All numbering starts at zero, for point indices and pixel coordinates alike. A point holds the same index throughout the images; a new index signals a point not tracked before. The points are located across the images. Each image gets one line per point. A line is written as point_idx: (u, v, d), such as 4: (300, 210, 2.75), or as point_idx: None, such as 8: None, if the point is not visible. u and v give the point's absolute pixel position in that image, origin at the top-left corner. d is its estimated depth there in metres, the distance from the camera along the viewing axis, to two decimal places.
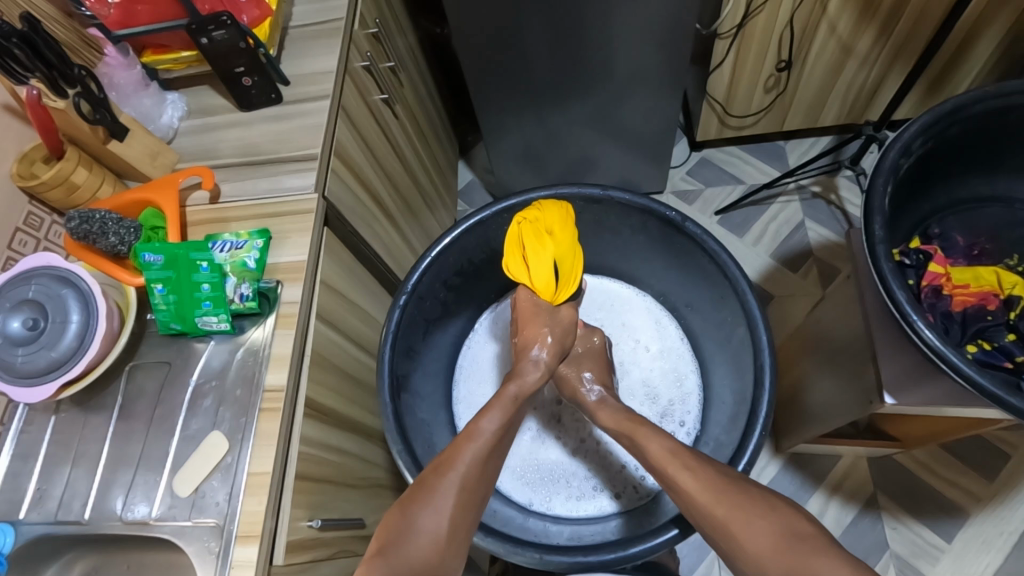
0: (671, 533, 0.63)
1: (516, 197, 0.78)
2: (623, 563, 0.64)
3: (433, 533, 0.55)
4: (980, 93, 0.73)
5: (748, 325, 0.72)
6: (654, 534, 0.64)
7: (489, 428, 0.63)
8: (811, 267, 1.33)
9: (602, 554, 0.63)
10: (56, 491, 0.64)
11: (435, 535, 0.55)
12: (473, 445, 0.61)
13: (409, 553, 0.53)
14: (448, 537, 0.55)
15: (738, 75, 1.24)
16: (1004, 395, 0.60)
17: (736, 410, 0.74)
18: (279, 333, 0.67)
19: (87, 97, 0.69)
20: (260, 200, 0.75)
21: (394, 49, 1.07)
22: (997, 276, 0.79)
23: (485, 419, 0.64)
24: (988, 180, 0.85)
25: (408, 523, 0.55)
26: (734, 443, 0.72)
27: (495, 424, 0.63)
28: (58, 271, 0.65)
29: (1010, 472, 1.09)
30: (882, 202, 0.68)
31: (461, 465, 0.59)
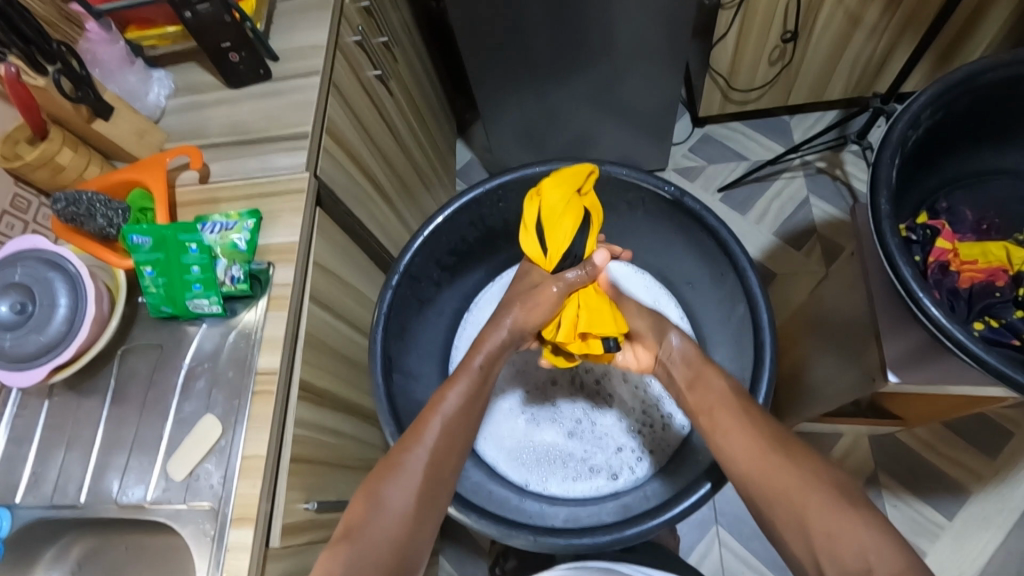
0: (704, 490, 0.63)
1: (511, 173, 0.76)
2: (620, 544, 0.63)
3: (400, 510, 0.57)
4: (993, 61, 0.70)
5: (749, 303, 0.71)
6: (649, 516, 0.63)
7: (450, 405, 0.64)
8: (814, 245, 1.31)
9: (599, 535, 0.63)
10: (52, 474, 0.64)
11: (402, 513, 0.57)
12: (435, 423, 0.63)
13: (376, 529, 0.56)
14: (416, 512, 0.58)
15: (742, 48, 1.21)
16: (1010, 372, 0.58)
17: None
18: (271, 316, 0.66)
19: (68, 73, 0.67)
20: (250, 180, 0.74)
21: (387, 23, 1.04)
22: (1006, 250, 0.77)
23: (449, 392, 0.64)
24: (999, 152, 0.83)
25: (375, 499, 0.57)
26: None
27: (458, 398, 0.64)
28: (44, 254, 0.64)
29: (1013, 450, 1.08)
30: (889, 175, 0.66)
31: (427, 440, 0.61)
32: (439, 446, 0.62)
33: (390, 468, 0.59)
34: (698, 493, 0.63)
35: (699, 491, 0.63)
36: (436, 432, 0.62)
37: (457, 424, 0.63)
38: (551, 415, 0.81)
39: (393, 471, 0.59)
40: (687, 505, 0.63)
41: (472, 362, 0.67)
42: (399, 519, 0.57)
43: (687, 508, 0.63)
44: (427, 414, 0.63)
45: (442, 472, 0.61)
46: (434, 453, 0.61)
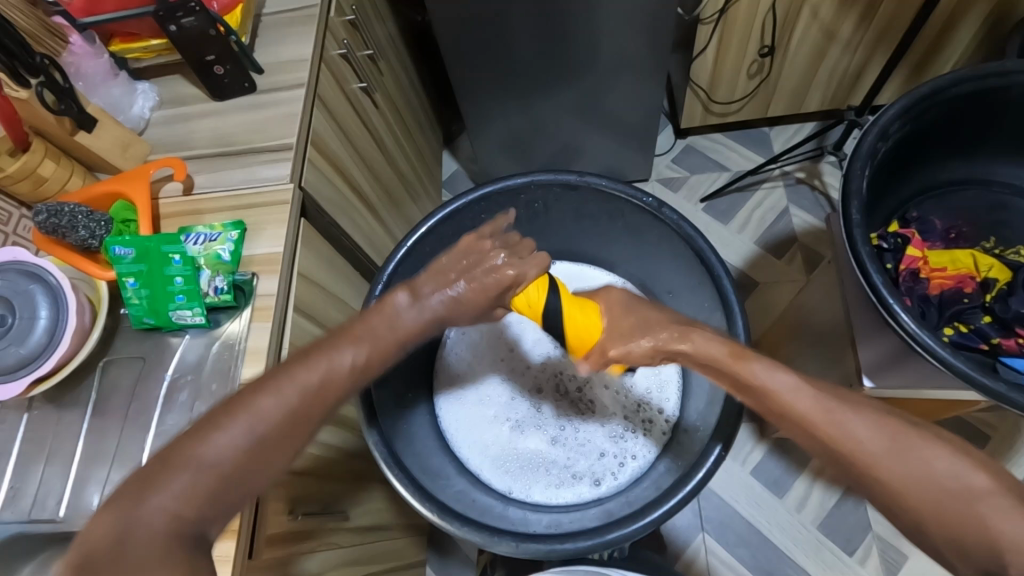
0: (711, 458, 0.64)
1: (494, 184, 0.77)
2: (603, 548, 0.63)
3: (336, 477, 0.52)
4: (957, 76, 0.72)
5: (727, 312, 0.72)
6: (633, 519, 0.63)
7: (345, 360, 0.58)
8: (795, 253, 1.34)
9: (581, 541, 0.63)
10: (30, 489, 0.63)
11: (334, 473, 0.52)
12: (297, 380, 0.54)
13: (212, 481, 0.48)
14: (262, 454, 0.51)
15: (721, 61, 1.24)
16: (976, 375, 0.60)
17: (714, 396, 0.74)
18: (255, 326, 0.66)
19: (50, 86, 0.67)
20: (234, 191, 0.74)
21: (373, 36, 1.05)
22: (974, 258, 0.79)
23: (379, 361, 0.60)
24: (968, 162, 0.85)
25: (203, 440, 0.49)
26: (712, 426, 0.71)
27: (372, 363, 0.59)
28: (25, 266, 0.64)
29: (989, 452, 1.11)
30: (860, 185, 0.68)
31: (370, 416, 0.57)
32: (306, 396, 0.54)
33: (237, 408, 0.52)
34: (712, 455, 0.64)
35: (709, 458, 0.64)
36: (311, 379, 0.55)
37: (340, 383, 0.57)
38: (534, 421, 0.82)
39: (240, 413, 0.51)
40: (672, 506, 0.63)
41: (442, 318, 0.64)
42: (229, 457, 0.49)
43: (671, 511, 0.63)
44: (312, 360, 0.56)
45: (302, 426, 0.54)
46: (302, 399, 0.54)
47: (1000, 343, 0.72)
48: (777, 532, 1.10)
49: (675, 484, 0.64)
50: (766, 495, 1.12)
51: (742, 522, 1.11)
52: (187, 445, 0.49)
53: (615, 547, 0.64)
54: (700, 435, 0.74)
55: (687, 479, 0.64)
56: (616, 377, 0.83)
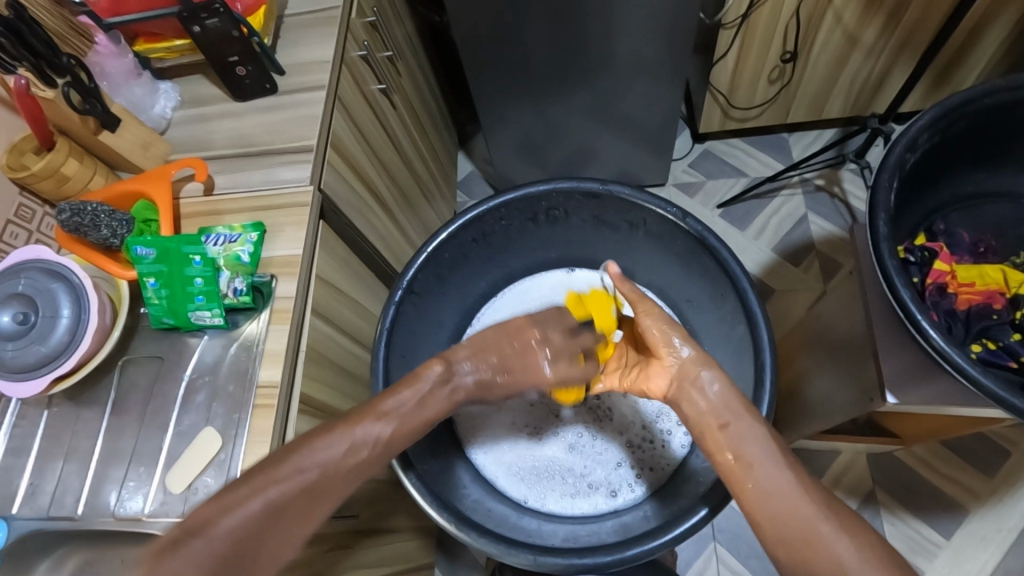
0: (695, 519, 0.62)
1: (514, 190, 0.76)
2: (619, 564, 0.63)
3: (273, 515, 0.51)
4: (989, 87, 0.71)
5: (749, 324, 0.71)
6: (651, 535, 0.62)
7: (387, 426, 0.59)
8: (813, 262, 1.32)
9: (598, 556, 0.62)
10: (49, 487, 0.64)
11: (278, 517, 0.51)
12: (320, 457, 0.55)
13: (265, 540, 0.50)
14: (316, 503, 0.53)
15: (742, 67, 1.23)
16: (1007, 396, 0.59)
17: None
18: (273, 329, 0.66)
19: (76, 86, 0.67)
20: (255, 193, 0.74)
21: (392, 38, 1.05)
22: (1003, 274, 0.77)
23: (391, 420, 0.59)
24: (996, 173, 0.83)
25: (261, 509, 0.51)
26: None
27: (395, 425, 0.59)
28: (49, 264, 0.64)
29: (1010, 468, 1.08)
30: (887, 197, 0.67)
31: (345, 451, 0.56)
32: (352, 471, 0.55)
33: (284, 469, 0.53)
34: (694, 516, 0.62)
35: (693, 517, 0.62)
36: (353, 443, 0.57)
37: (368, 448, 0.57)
38: (552, 429, 0.81)
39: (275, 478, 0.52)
40: (693, 523, 0.62)
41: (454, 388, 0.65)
42: (254, 517, 0.50)
43: (690, 529, 0.62)
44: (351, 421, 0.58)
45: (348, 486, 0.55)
46: (344, 463, 0.55)
47: None
48: None
49: (643, 537, 0.63)
50: None
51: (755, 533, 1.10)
52: (210, 511, 0.50)
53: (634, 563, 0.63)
54: None
55: (658, 535, 0.62)
56: None
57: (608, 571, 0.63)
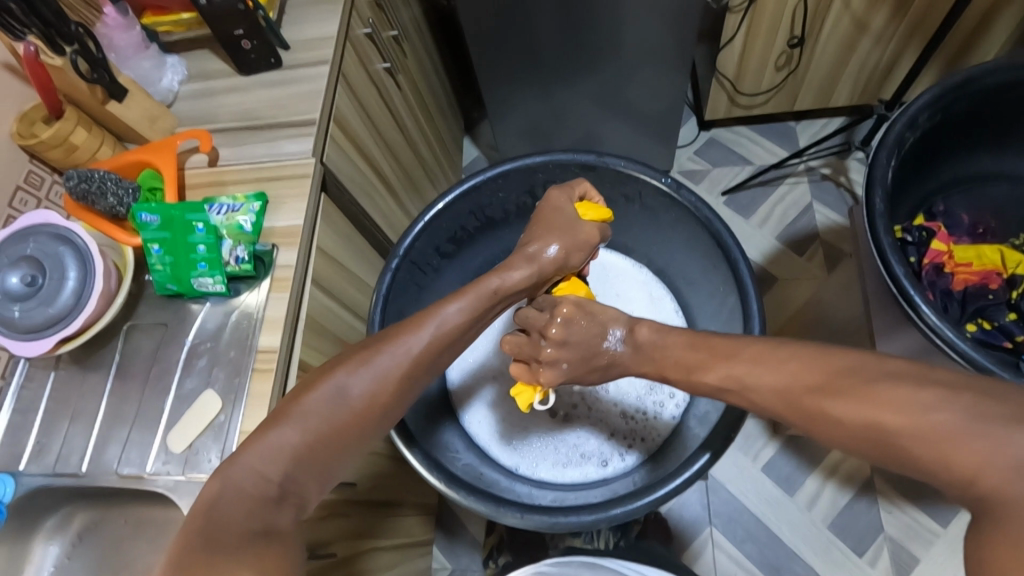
0: (677, 482, 0.62)
1: (512, 162, 0.76)
2: (604, 523, 0.63)
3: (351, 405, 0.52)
4: (991, 66, 0.71)
5: (740, 296, 0.71)
6: (636, 496, 0.62)
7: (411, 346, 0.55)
8: (817, 250, 1.32)
9: (584, 515, 0.62)
10: (55, 446, 0.65)
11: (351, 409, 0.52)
12: (399, 350, 0.55)
13: (323, 423, 0.51)
14: (362, 415, 0.52)
15: (749, 52, 1.22)
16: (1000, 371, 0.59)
17: None
18: (274, 297, 0.67)
19: (84, 54, 0.68)
20: (259, 164, 0.75)
21: (398, 18, 1.06)
22: (1000, 254, 0.76)
23: (452, 304, 0.58)
24: (999, 155, 0.83)
25: (332, 395, 0.52)
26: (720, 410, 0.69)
27: (457, 314, 0.58)
28: (55, 229, 0.66)
29: None
30: (885, 173, 0.67)
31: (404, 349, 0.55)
32: (388, 380, 0.53)
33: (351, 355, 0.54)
34: (677, 479, 0.62)
35: (680, 476, 0.62)
36: (383, 369, 0.54)
37: (446, 336, 0.57)
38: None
39: (315, 398, 0.51)
40: (677, 485, 0.62)
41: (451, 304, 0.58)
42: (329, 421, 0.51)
43: (674, 491, 0.62)
44: (422, 317, 0.57)
45: (384, 413, 0.54)
46: (410, 363, 0.55)
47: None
48: (786, 530, 1.10)
49: (628, 496, 0.63)
50: (776, 493, 1.13)
51: (751, 517, 1.12)
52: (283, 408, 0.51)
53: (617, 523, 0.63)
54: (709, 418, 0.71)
55: (643, 496, 0.62)
56: None
57: (593, 528, 0.63)
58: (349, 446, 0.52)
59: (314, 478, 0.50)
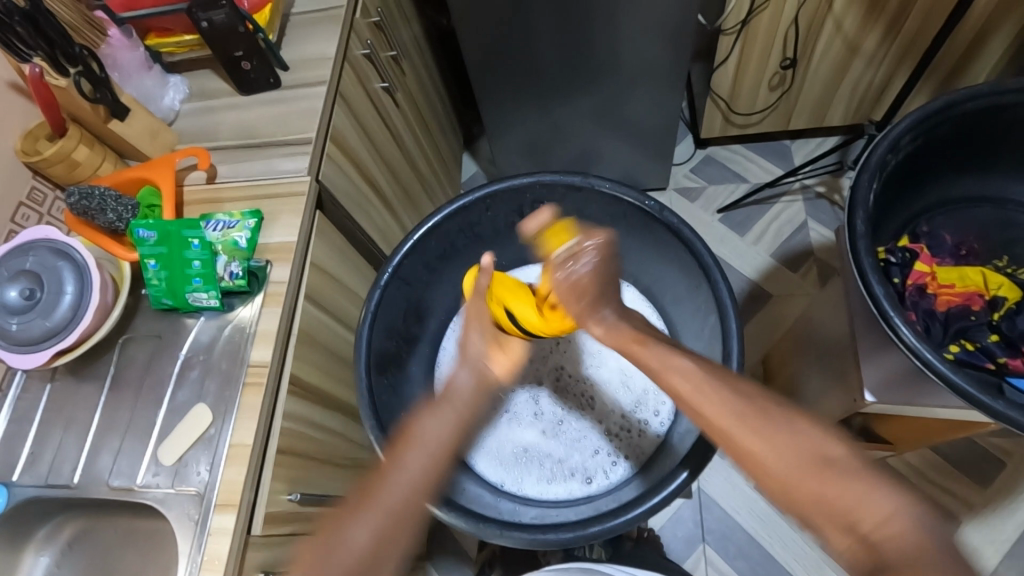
0: (656, 500, 0.62)
1: (501, 182, 0.78)
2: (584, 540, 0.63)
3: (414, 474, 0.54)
4: (973, 91, 0.72)
5: (720, 316, 0.71)
6: (617, 514, 0.62)
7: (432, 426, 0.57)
8: (811, 268, 1.33)
9: (562, 532, 0.62)
10: (48, 456, 0.66)
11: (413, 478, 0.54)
12: (444, 418, 0.58)
13: (398, 493, 0.52)
14: (428, 485, 0.54)
15: (742, 73, 1.24)
16: (976, 393, 0.60)
17: None
18: (266, 311, 0.69)
19: (88, 75, 0.71)
20: (256, 181, 0.77)
21: (397, 38, 1.08)
22: (983, 276, 0.77)
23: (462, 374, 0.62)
24: (983, 178, 0.84)
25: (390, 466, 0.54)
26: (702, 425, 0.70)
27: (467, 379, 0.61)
28: (55, 244, 0.67)
29: (1005, 480, 1.08)
30: (866, 197, 0.68)
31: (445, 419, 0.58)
32: (428, 460, 0.55)
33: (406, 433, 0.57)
34: (657, 497, 0.62)
35: (660, 493, 0.62)
36: (437, 436, 0.56)
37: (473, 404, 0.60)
38: (529, 413, 0.81)
39: (364, 502, 0.51)
40: (655, 503, 0.62)
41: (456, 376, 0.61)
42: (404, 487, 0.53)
43: (654, 509, 0.62)
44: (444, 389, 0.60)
45: (442, 475, 0.56)
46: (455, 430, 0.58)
47: (1007, 363, 0.69)
48: (779, 548, 1.09)
49: (609, 513, 0.63)
50: (770, 510, 1.12)
51: (744, 535, 1.11)
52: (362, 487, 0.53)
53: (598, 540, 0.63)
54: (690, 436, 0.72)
55: (623, 513, 0.62)
56: (615, 375, 0.81)
57: (572, 546, 0.63)
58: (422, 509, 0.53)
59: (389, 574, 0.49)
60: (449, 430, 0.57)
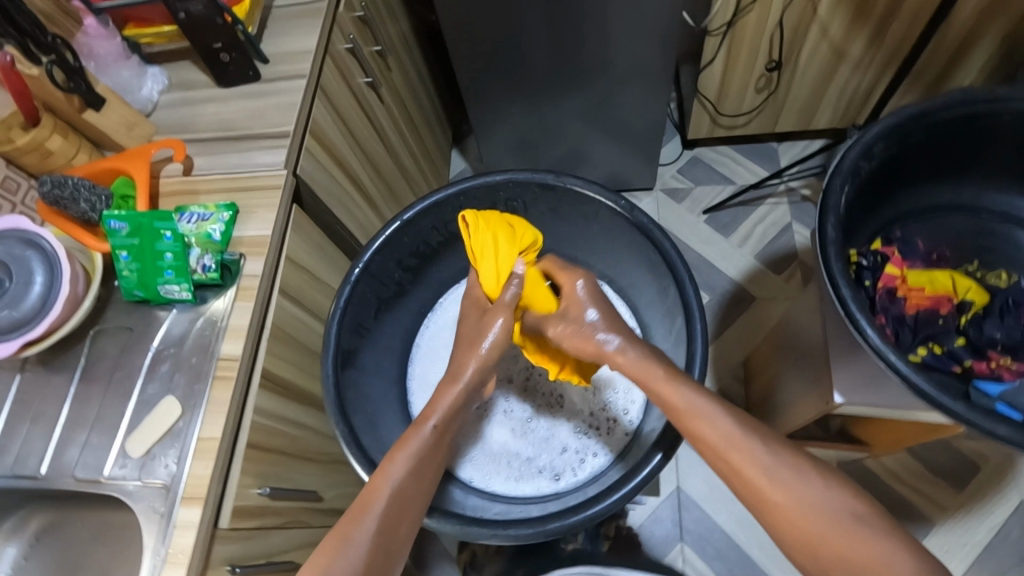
0: (615, 497, 0.62)
1: (472, 180, 0.78)
2: (544, 537, 0.63)
3: (392, 508, 0.56)
4: (950, 98, 0.72)
5: (687, 317, 0.71)
6: (576, 511, 0.62)
7: (393, 476, 0.57)
8: (794, 271, 1.33)
9: (522, 528, 0.63)
10: (15, 447, 0.66)
11: (390, 512, 0.55)
12: (412, 447, 0.60)
13: (372, 526, 0.54)
14: (405, 522, 0.56)
15: (729, 74, 1.24)
16: (936, 395, 0.60)
17: None
18: (238, 305, 0.68)
19: (60, 64, 0.70)
20: (232, 174, 0.77)
21: (383, 33, 1.08)
22: (952, 280, 0.77)
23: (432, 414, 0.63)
24: (957, 185, 0.85)
25: (369, 499, 0.56)
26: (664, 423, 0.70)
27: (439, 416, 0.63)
28: (25, 233, 0.67)
29: (979, 483, 1.09)
30: (838, 200, 0.68)
31: (410, 452, 0.60)
32: (390, 511, 0.55)
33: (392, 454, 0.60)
34: (616, 494, 0.62)
35: (619, 490, 0.62)
36: (412, 467, 0.59)
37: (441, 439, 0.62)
38: (500, 412, 0.81)
39: (335, 552, 0.52)
40: (613, 501, 0.62)
41: (423, 425, 0.62)
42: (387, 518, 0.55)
43: (613, 506, 0.62)
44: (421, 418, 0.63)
45: (418, 506, 0.58)
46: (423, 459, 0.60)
47: (973, 366, 0.70)
48: (755, 548, 1.10)
49: (567, 511, 0.63)
50: (747, 511, 1.13)
51: (721, 535, 1.12)
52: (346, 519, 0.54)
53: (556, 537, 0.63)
54: (654, 435, 0.72)
55: (582, 510, 0.62)
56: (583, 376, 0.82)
57: (532, 541, 0.63)
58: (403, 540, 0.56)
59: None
60: (414, 482, 0.58)
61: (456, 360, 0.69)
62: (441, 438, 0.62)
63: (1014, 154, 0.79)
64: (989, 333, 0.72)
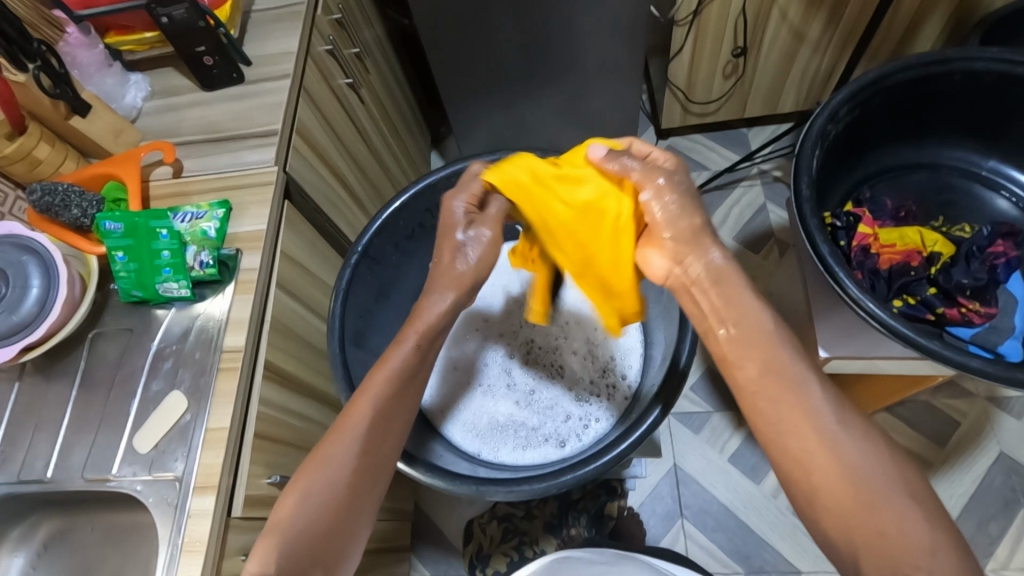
0: (620, 449, 0.64)
1: (464, 162, 0.80)
2: (555, 491, 0.65)
3: (372, 432, 0.58)
4: (902, 64, 0.78)
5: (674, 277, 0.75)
6: (583, 464, 0.64)
7: (374, 396, 0.59)
8: (771, 247, 1.38)
9: (535, 483, 0.64)
10: (19, 454, 0.66)
11: (370, 434, 0.58)
12: (393, 368, 0.61)
13: (351, 449, 0.56)
14: (384, 444, 0.59)
15: (697, 62, 1.29)
16: (914, 335, 0.64)
17: (663, 356, 0.74)
18: (238, 299, 0.69)
19: (47, 71, 0.71)
20: (222, 174, 0.78)
21: (360, 37, 1.10)
22: (921, 234, 0.81)
23: (409, 339, 0.62)
24: (917, 146, 0.91)
25: (349, 420, 0.58)
26: (660, 378, 0.72)
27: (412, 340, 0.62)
28: (19, 240, 0.68)
29: (960, 438, 1.14)
30: (810, 163, 0.73)
31: (391, 374, 0.60)
32: (371, 433, 0.58)
33: (376, 368, 0.61)
34: (621, 445, 0.64)
35: (621, 444, 0.64)
36: (394, 389, 0.60)
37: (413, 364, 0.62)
38: (502, 385, 0.83)
39: (318, 473, 0.55)
40: (621, 451, 0.64)
41: (402, 343, 0.62)
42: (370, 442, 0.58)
43: (617, 457, 0.64)
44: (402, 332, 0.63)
45: (399, 425, 0.60)
46: (401, 378, 0.61)
47: (945, 313, 0.75)
48: (753, 516, 1.13)
49: (574, 464, 0.65)
50: (743, 481, 1.16)
51: (719, 507, 1.15)
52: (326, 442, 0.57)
53: (565, 491, 0.65)
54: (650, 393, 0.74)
55: (588, 463, 0.64)
56: (580, 346, 0.84)
57: (545, 496, 0.65)
58: (386, 457, 0.59)
59: (354, 533, 0.57)
60: (394, 403, 0.60)
61: (430, 279, 0.67)
62: (420, 353, 0.63)
63: (966, 113, 0.85)
64: (957, 277, 0.76)
